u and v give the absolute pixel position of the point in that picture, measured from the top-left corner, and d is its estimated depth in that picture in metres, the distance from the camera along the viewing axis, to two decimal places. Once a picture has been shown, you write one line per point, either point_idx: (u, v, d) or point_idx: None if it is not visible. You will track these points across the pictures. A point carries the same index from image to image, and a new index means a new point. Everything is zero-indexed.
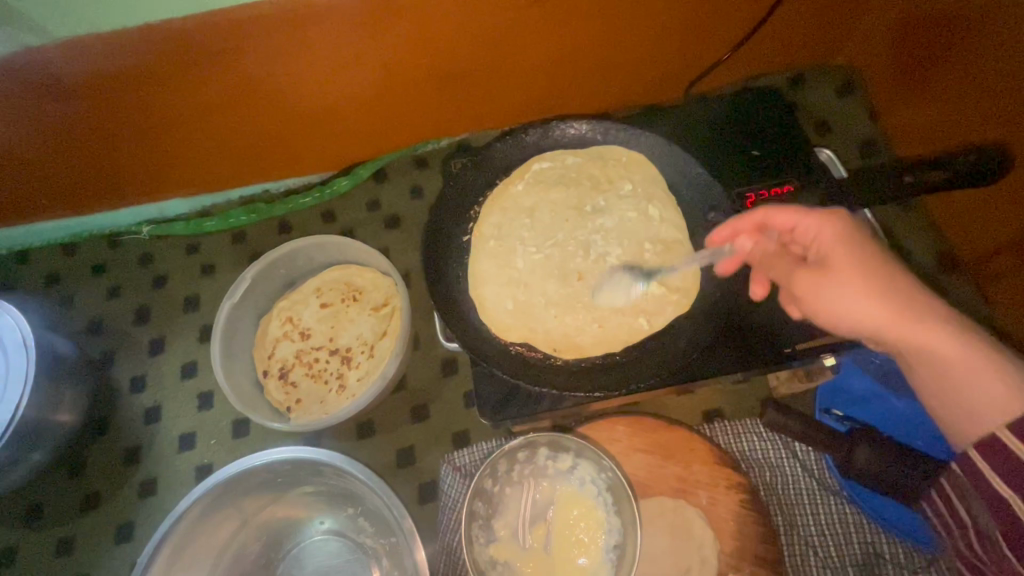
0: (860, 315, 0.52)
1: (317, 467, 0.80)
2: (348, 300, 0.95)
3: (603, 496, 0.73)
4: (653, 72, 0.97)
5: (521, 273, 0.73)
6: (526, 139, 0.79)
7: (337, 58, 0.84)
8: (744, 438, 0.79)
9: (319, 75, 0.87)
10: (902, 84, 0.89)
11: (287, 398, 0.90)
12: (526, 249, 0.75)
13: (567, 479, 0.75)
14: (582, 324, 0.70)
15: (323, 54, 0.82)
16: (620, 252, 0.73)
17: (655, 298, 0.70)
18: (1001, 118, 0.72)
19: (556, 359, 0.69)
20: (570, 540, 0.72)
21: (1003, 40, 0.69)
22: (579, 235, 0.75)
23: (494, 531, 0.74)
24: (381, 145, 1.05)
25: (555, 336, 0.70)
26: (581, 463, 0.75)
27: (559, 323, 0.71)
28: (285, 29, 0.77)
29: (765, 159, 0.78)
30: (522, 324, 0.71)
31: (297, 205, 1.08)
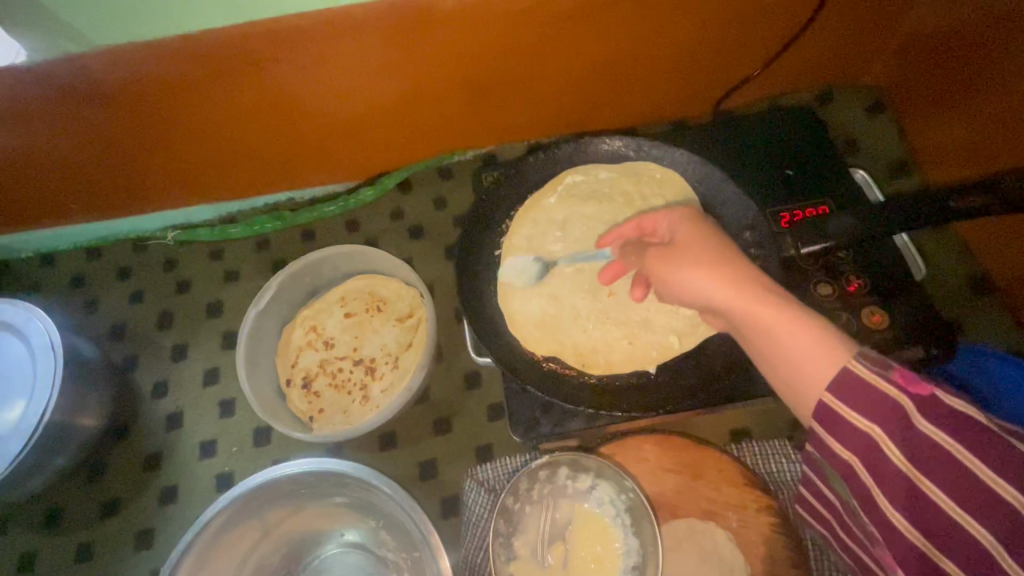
0: (708, 290, 0.56)
1: (341, 478, 0.79)
2: (372, 310, 0.95)
3: (623, 517, 0.73)
4: (681, 88, 0.97)
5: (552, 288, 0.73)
6: (558, 153, 0.79)
7: (368, 68, 0.84)
8: (773, 460, 0.78)
9: (351, 86, 0.87)
10: (936, 103, 0.88)
11: (310, 407, 0.89)
12: (557, 263, 0.74)
13: (586, 499, 0.74)
14: (614, 340, 0.69)
15: (355, 64, 0.83)
16: None
17: (689, 317, 0.68)
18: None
19: (588, 376, 0.67)
20: (586, 561, 0.72)
21: None
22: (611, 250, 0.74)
23: (514, 549, 0.73)
24: (406, 156, 1.05)
25: (590, 354, 0.69)
26: (601, 483, 0.73)
27: (588, 338, 0.70)
28: (319, 40, 0.78)
29: (797, 179, 0.78)
30: (553, 339, 0.70)
31: (321, 214, 1.08)
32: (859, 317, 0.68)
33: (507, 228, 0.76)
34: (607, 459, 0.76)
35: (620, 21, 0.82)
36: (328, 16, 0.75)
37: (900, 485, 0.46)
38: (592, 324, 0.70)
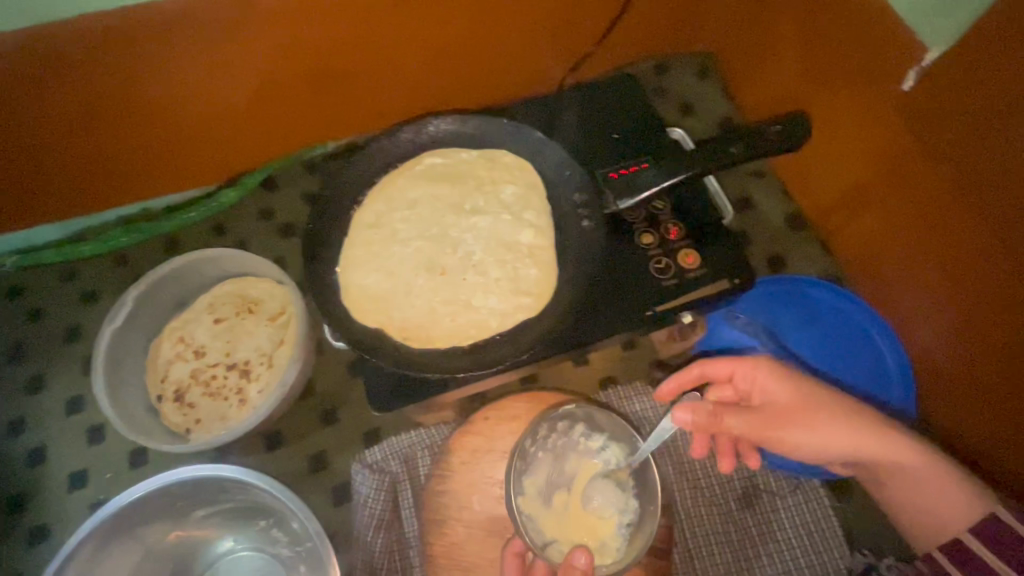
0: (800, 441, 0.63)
1: (220, 484, 0.77)
2: (243, 313, 0.93)
3: (626, 480, 0.73)
4: (527, 68, 1.01)
5: (403, 261, 0.73)
6: (401, 136, 0.80)
7: (206, 61, 0.82)
8: (636, 399, 0.87)
9: (191, 83, 0.85)
10: (752, 62, 0.98)
11: (185, 419, 0.87)
12: (406, 239, 0.75)
13: (595, 457, 0.75)
14: (456, 306, 0.70)
15: (198, 61, 0.82)
16: (485, 252, 0.73)
17: (526, 282, 0.70)
18: (834, 91, 0.83)
19: (431, 348, 0.67)
20: (582, 509, 0.71)
21: (836, 20, 0.79)
22: (453, 232, 0.75)
23: (522, 487, 0.72)
24: (267, 153, 1.02)
25: (429, 327, 0.69)
26: (612, 445, 0.75)
27: (428, 304, 0.70)
28: (145, 37, 0.77)
29: (620, 143, 0.79)
30: (407, 304, 0.71)
31: (182, 221, 1.04)
32: (675, 260, 0.71)
33: (356, 211, 0.76)
34: (483, 422, 0.80)
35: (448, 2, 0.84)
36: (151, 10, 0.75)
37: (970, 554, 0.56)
38: (436, 299, 0.70)
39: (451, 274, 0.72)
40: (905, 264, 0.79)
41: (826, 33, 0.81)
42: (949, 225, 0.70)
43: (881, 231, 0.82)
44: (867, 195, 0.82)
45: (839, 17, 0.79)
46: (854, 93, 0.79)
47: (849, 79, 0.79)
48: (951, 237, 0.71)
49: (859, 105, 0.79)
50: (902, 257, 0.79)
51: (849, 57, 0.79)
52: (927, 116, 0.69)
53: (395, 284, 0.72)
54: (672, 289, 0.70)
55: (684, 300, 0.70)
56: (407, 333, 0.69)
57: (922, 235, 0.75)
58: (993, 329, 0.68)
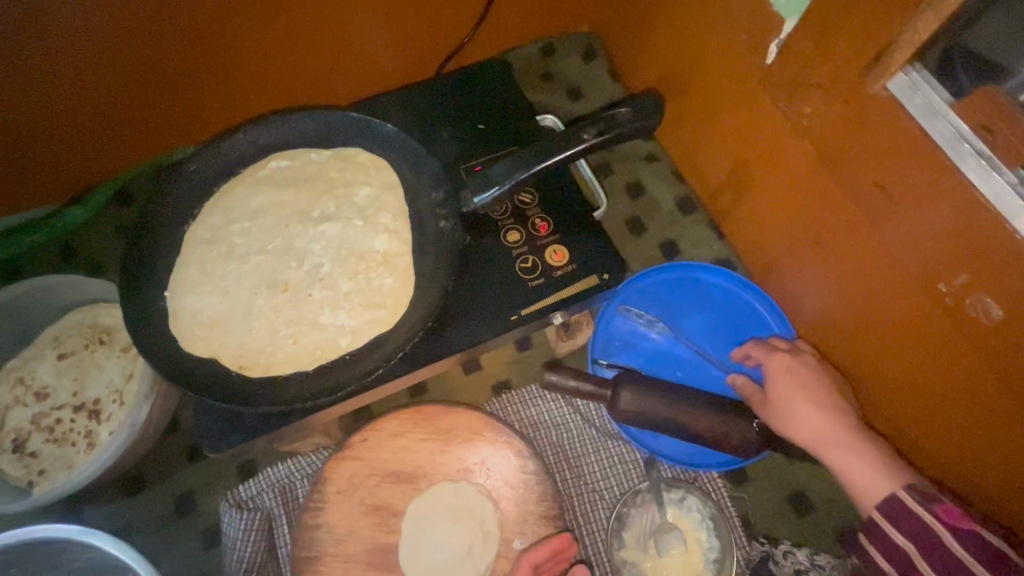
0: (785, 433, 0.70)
1: (55, 545, 0.68)
2: (93, 345, 0.84)
3: (707, 521, 0.76)
4: (400, 59, 0.94)
5: (242, 278, 0.67)
6: (242, 138, 0.72)
7: (18, 71, 0.71)
8: (529, 405, 0.82)
9: (2, 94, 0.73)
10: (633, 43, 0.95)
11: (26, 471, 0.77)
12: (249, 255, 0.68)
13: (674, 508, 0.77)
14: (301, 325, 0.64)
15: (5, 70, 0.70)
16: (335, 263, 0.67)
17: (378, 291, 0.65)
18: (709, 66, 0.79)
19: (274, 376, 0.62)
20: (674, 554, 0.75)
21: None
22: (299, 243, 0.69)
23: (623, 537, 0.76)
24: (115, 163, 0.92)
25: (270, 352, 0.63)
26: (690, 495, 0.77)
27: (270, 327, 0.64)
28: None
29: (488, 130, 0.74)
30: (246, 328, 0.65)
31: (14, 247, 0.90)
32: (542, 257, 0.67)
33: (189, 226, 0.68)
34: (358, 444, 0.74)
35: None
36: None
37: (917, 526, 0.58)
38: (278, 320, 0.64)
39: (294, 289, 0.66)
40: (784, 241, 0.78)
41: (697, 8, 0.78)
42: (827, 211, 0.68)
43: (762, 210, 0.80)
44: (750, 176, 0.79)
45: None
46: (730, 74, 0.76)
47: (723, 57, 0.76)
48: (847, 235, 0.67)
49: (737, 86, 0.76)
50: (783, 235, 0.78)
51: (720, 33, 0.75)
52: (790, 90, 0.66)
53: (232, 303, 0.66)
54: (538, 290, 0.65)
55: (551, 300, 0.65)
56: (244, 360, 0.63)
57: (796, 212, 0.74)
58: (874, 303, 0.67)
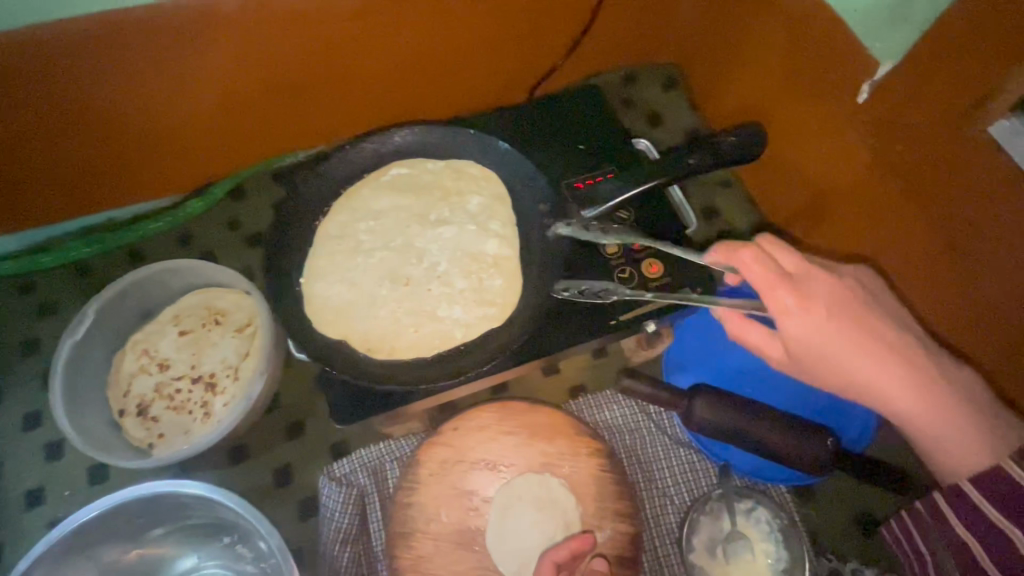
0: (804, 328, 0.57)
1: (180, 500, 0.75)
2: (209, 324, 0.92)
3: (776, 532, 0.78)
4: (497, 82, 1.02)
5: (368, 272, 0.74)
6: (367, 146, 0.80)
7: (181, 69, 0.82)
8: (605, 409, 0.87)
9: (163, 91, 0.85)
10: (715, 76, 1.00)
11: (148, 433, 0.85)
12: (373, 251, 0.75)
13: (744, 518, 0.79)
14: (422, 318, 0.71)
15: (170, 69, 0.82)
16: (451, 263, 0.74)
17: (493, 290, 0.72)
18: (793, 99, 0.84)
19: (399, 360, 0.69)
20: (743, 562, 0.77)
21: (793, 35, 0.81)
22: (418, 243, 0.76)
23: (693, 542, 0.78)
24: (235, 162, 1.01)
25: (393, 338, 0.70)
26: (760, 505, 0.80)
27: (393, 317, 0.71)
28: (137, 42, 0.78)
29: (589, 149, 0.80)
30: (371, 315, 0.72)
31: (146, 232, 1.01)
32: (638, 269, 0.72)
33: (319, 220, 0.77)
34: (451, 432, 0.79)
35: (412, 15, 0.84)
36: (141, 13, 0.75)
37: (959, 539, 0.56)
38: (400, 310, 0.72)
39: (416, 283, 0.74)
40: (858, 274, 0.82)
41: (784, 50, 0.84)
42: (917, 237, 0.71)
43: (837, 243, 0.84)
44: (831, 203, 0.83)
45: (795, 30, 0.81)
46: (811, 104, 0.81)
47: (807, 91, 0.81)
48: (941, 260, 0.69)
49: (819, 115, 0.80)
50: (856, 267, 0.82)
51: (806, 69, 0.81)
52: (881, 127, 0.71)
53: (358, 293, 0.73)
54: (634, 299, 0.71)
55: (646, 309, 0.70)
56: (371, 343, 0.70)
57: (877, 243, 0.77)
58: (966, 329, 0.69)
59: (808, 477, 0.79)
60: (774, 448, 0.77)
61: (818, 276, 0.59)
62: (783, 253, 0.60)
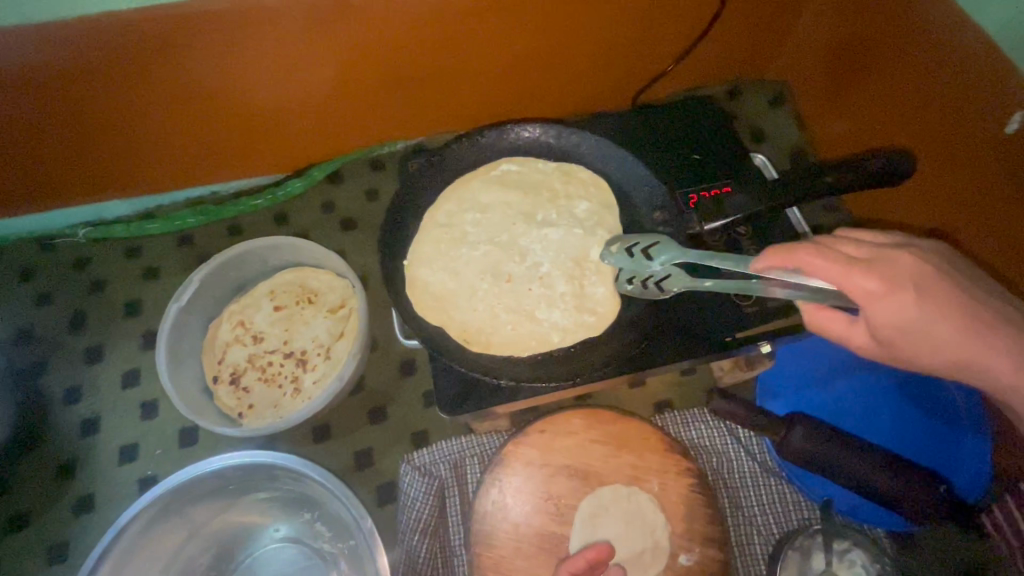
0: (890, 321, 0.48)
1: (271, 471, 0.77)
2: (302, 303, 0.94)
3: None
4: (601, 86, 1.01)
5: (470, 263, 0.75)
6: (482, 140, 0.81)
7: (294, 58, 0.83)
8: (692, 427, 0.84)
9: (274, 77, 0.86)
10: (828, 96, 0.97)
11: (238, 403, 0.87)
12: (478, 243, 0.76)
13: (838, 560, 0.74)
14: (526, 316, 0.71)
15: (281, 56, 0.82)
16: (552, 266, 0.74)
17: (592, 296, 0.71)
18: (921, 124, 0.79)
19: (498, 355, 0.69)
20: None
21: (922, 62, 0.76)
22: (521, 242, 0.75)
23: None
24: (335, 148, 1.04)
25: (490, 332, 0.70)
26: (856, 548, 0.74)
27: (494, 312, 0.71)
28: (253, 29, 0.77)
29: (704, 162, 0.81)
30: (469, 306, 0.72)
31: (247, 207, 1.05)
32: None
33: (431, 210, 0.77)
34: (538, 435, 0.78)
35: (533, 14, 0.84)
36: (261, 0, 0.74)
37: None
38: (500, 305, 0.72)
39: (517, 281, 0.73)
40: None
41: (914, 71, 0.78)
42: None
43: (955, 278, 0.79)
44: (954, 237, 0.77)
45: (926, 57, 0.76)
46: (938, 133, 0.77)
47: (937, 118, 0.76)
48: None
49: (946, 145, 0.76)
50: None
51: (934, 95, 0.76)
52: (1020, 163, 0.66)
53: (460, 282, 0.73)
54: (749, 317, 0.70)
55: (759, 330, 0.70)
56: (468, 335, 0.70)
57: (999, 284, 0.72)
58: None
59: (911, 524, 0.74)
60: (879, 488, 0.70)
61: (905, 258, 0.49)
62: (850, 245, 0.51)
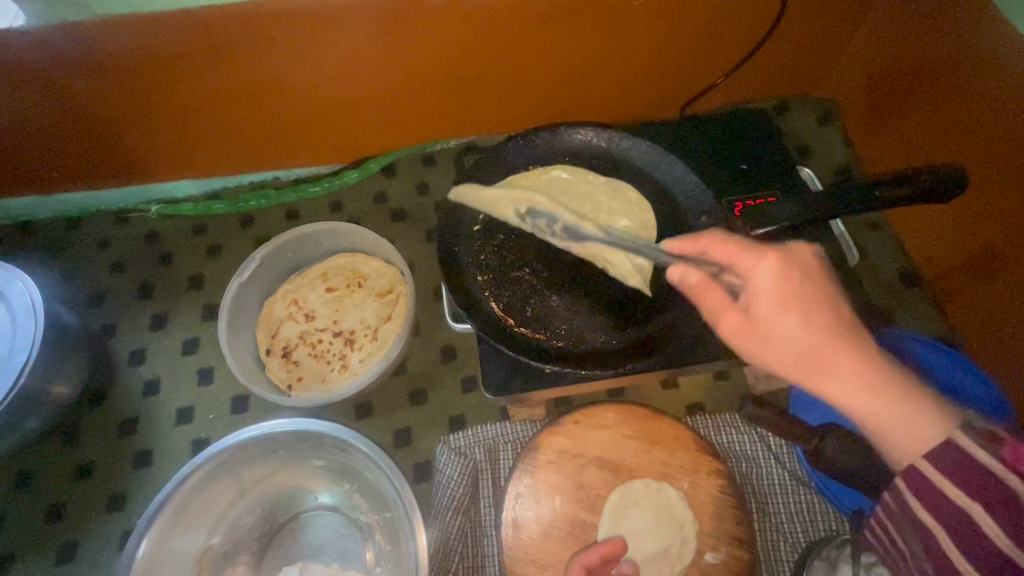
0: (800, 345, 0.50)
1: (319, 440, 0.82)
2: (352, 286, 0.99)
3: None
4: (650, 95, 1.04)
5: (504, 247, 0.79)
6: (536, 141, 0.85)
7: (361, 56, 0.88)
8: (723, 431, 0.86)
9: (341, 74, 0.91)
10: (876, 114, 0.97)
11: (288, 375, 0.92)
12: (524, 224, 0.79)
13: None
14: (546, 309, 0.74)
15: (350, 54, 0.88)
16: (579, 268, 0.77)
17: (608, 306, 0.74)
18: (969, 143, 0.79)
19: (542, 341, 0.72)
20: None
21: (973, 86, 0.77)
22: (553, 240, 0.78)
23: None
24: (389, 143, 1.09)
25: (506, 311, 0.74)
26: None
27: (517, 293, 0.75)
28: (327, 27, 0.83)
29: (751, 172, 0.84)
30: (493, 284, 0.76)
31: (305, 194, 1.11)
32: None
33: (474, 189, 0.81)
34: (571, 425, 0.81)
35: (591, 24, 0.88)
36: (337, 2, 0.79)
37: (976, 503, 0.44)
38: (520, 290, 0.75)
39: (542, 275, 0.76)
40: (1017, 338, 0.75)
41: (965, 92, 0.78)
42: None
43: (999, 299, 0.78)
44: (998, 261, 0.77)
45: (978, 81, 0.76)
46: (985, 155, 0.77)
47: (986, 141, 0.77)
48: None
49: (991, 168, 0.76)
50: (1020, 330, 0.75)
51: (984, 118, 0.76)
52: None
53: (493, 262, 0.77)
54: None
55: None
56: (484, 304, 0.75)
57: None
58: None
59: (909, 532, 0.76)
60: None
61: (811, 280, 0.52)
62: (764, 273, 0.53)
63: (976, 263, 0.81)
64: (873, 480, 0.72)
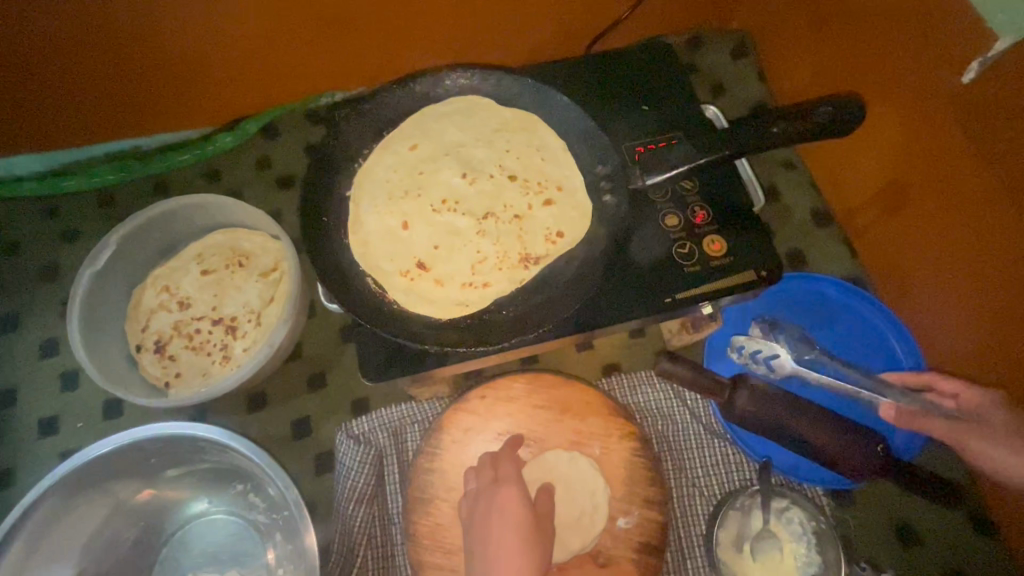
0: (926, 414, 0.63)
1: (195, 443, 0.73)
2: (232, 266, 0.88)
3: (807, 534, 0.73)
4: (552, 32, 0.94)
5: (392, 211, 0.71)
6: (416, 88, 0.75)
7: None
8: (638, 391, 0.83)
9: (181, 19, 0.77)
10: (789, 45, 0.91)
11: (163, 372, 0.82)
12: (426, 190, 0.72)
13: (777, 518, 0.74)
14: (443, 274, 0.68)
15: None
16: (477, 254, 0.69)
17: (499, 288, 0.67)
18: (878, 72, 0.75)
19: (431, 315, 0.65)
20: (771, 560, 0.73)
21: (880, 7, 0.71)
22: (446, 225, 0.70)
23: (717, 536, 0.74)
24: (264, 100, 0.96)
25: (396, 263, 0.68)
26: (793, 506, 0.74)
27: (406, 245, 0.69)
28: None
29: (655, 113, 0.77)
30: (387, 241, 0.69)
31: (172, 163, 0.97)
32: (699, 245, 0.68)
33: (394, 141, 0.73)
34: (477, 401, 0.75)
35: None
36: None
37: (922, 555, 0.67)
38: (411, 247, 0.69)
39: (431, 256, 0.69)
40: (929, 270, 0.74)
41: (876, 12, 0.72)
42: (991, 245, 0.64)
43: (916, 233, 0.75)
44: (905, 195, 0.75)
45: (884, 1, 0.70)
46: (891, 84, 0.73)
47: (892, 69, 0.72)
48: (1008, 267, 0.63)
49: (898, 98, 0.72)
50: (930, 265, 0.74)
51: (890, 44, 0.72)
52: (981, 111, 0.61)
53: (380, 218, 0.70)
54: (692, 276, 0.66)
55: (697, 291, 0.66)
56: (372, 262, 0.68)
57: (952, 240, 0.69)
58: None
59: (850, 482, 0.74)
60: (818, 445, 0.70)
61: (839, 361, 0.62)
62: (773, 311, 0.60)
63: (886, 197, 0.78)
64: (782, 426, 0.71)
